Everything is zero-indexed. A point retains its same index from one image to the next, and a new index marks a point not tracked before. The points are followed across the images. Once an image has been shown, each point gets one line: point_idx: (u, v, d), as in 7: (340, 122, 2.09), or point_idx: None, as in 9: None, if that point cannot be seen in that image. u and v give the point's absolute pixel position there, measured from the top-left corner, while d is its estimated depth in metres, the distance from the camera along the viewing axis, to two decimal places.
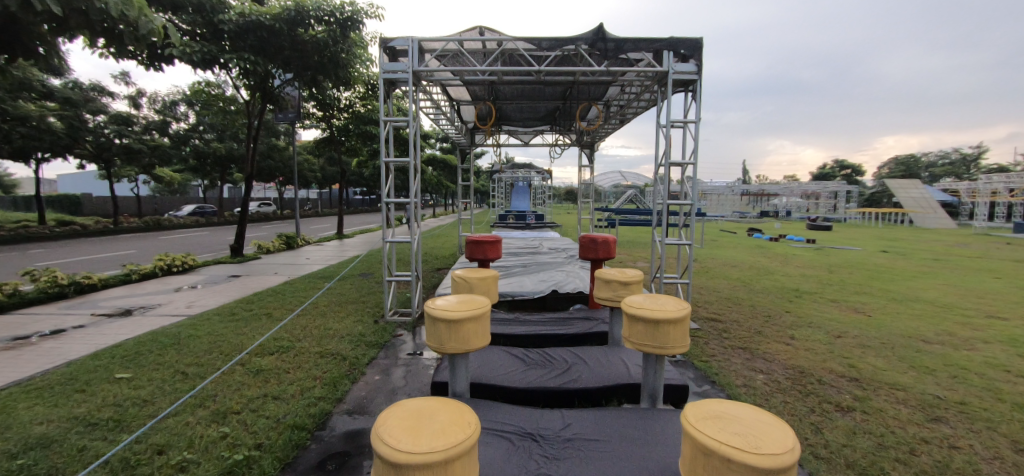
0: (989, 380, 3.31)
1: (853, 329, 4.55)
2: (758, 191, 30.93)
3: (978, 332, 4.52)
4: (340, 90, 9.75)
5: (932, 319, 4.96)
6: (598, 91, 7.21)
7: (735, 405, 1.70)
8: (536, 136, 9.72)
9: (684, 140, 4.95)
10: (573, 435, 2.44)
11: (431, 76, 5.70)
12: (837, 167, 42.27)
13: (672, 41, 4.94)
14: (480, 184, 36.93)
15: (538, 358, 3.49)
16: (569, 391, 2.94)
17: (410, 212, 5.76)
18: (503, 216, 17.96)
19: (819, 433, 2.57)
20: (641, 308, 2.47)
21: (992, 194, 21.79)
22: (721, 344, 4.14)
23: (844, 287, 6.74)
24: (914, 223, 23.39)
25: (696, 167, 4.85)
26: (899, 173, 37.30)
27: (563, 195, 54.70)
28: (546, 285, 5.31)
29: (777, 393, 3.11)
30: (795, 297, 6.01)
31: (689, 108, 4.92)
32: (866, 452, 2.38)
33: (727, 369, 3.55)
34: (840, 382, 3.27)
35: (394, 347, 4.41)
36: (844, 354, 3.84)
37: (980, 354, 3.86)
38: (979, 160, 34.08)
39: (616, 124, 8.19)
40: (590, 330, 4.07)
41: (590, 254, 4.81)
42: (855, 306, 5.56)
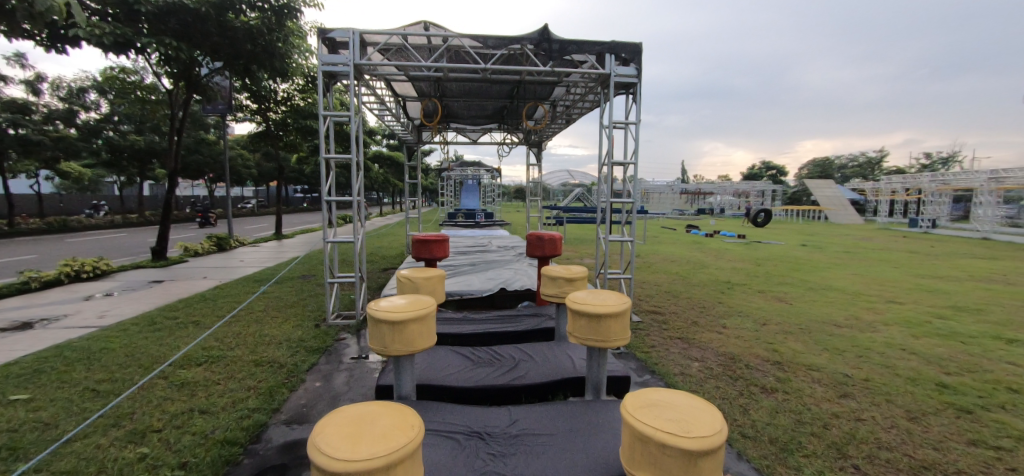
0: (889, 358, 3.71)
1: (776, 317, 4.97)
2: (695, 189, 32.83)
3: (879, 315, 5.09)
4: (277, 82, 9.20)
5: (841, 305, 5.51)
6: (544, 92, 7.31)
7: (671, 393, 1.79)
8: (484, 134, 9.73)
9: (626, 140, 5.13)
10: (520, 431, 2.46)
11: (375, 70, 5.51)
12: (764, 167, 45.86)
13: (614, 45, 5.10)
14: (429, 182, 36.40)
15: (485, 357, 3.49)
16: (515, 387, 2.96)
17: (354, 210, 5.51)
18: (452, 214, 17.83)
19: (747, 414, 2.77)
20: (584, 303, 2.54)
21: (890, 193, 24.64)
22: (660, 335, 4.35)
23: (769, 278, 7.33)
24: (829, 219, 25.89)
25: (636, 166, 5.06)
26: (816, 174, 41.01)
27: (513, 193, 55.44)
28: (494, 283, 5.31)
29: (710, 379, 3.32)
30: (727, 289, 6.45)
31: (629, 111, 5.10)
32: (786, 429, 2.59)
33: (666, 359, 3.73)
34: (765, 366, 3.54)
35: (337, 351, 4.24)
36: (768, 340, 4.17)
37: (881, 335, 4.35)
38: (881, 163, 38.31)
39: (562, 124, 8.36)
40: (536, 326, 4.11)
41: (537, 252, 4.85)
42: (778, 295, 6.04)
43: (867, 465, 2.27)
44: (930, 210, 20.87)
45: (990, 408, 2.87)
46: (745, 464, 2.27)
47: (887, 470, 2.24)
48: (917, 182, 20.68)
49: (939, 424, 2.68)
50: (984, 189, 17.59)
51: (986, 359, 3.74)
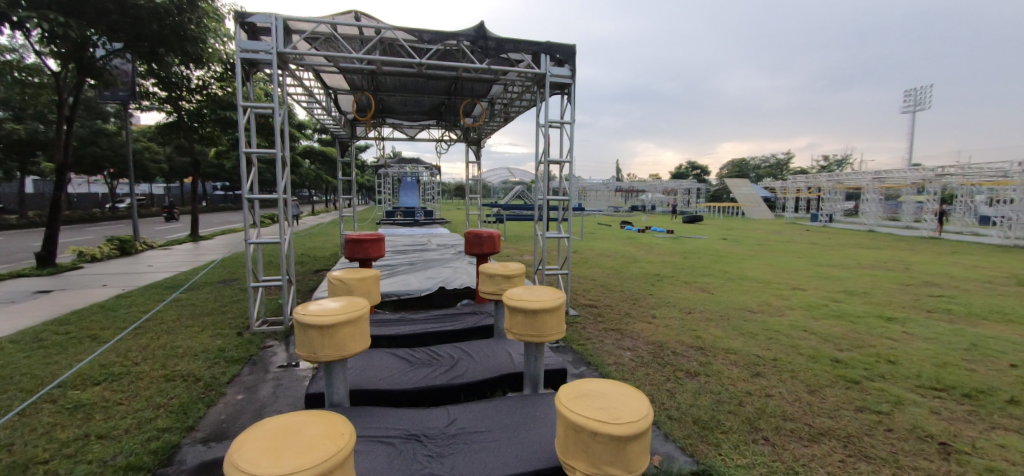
0: (793, 339, 4.14)
1: (699, 305, 5.36)
2: (629, 187, 34.47)
3: (785, 301, 5.66)
4: (190, 68, 8.37)
5: (755, 293, 6.05)
6: (481, 89, 7.29)
7: (602, 382, 1.87)
8: (422, 130, 9.53)
9: (561, 139, 5.26)
10: (458, 430, 2.45)
11: (301, 60, 5.18)
12: (689, 167, 49.14)
13: (549, 45, 5.20)
14: (366, 179, 35.03)
15: (424, 357, 3.43)
16: (454, 386, 2.94)
17: (281, 209, 5.16)
18: (390, 212, 17.30)
19: (673, 397, 2.96)
20: (520, 300, 2.58)
21: (795, 191, 27.45)
22: (595, 328, 4.52)
23: (694, 270, 7.89)
24: (745, 215, 28.34)
25: (572, 165, 5.20)
26: (734, 174, 44.68)
27: (453, 191, 54.98)
28: (433, 283, 5.22)
29: (641, 366, 3.50)
30: (656, 281, 6.84)
31: (564, 111, 5.22)
32: (707, 409, 2.80)
33: (600, 350, 3.88)
34: (690, 353, 3.79)
35: (263, 360, 3.95)
36: (692, 327, 4.48)
37: (787, 319, 4.83)
38: (788, 165, 42.52)
39: (500, 122, 8.41)
40: (475, 324, 4.11)
41: (475, 250, 4.84)
42: (701, 286, 6.51)
43: (775, 436, 2.51)
44: (826, 206, 23.57)
45: (873, 378, 3.29)
46: (672, 445, 2.41)
47: (791, 439, 2.48)
48: (817, 182, 23.22)
49: (833, 395, 3.02)
50: (868, 188, 20.15)
51: (869, 336, 4.28)
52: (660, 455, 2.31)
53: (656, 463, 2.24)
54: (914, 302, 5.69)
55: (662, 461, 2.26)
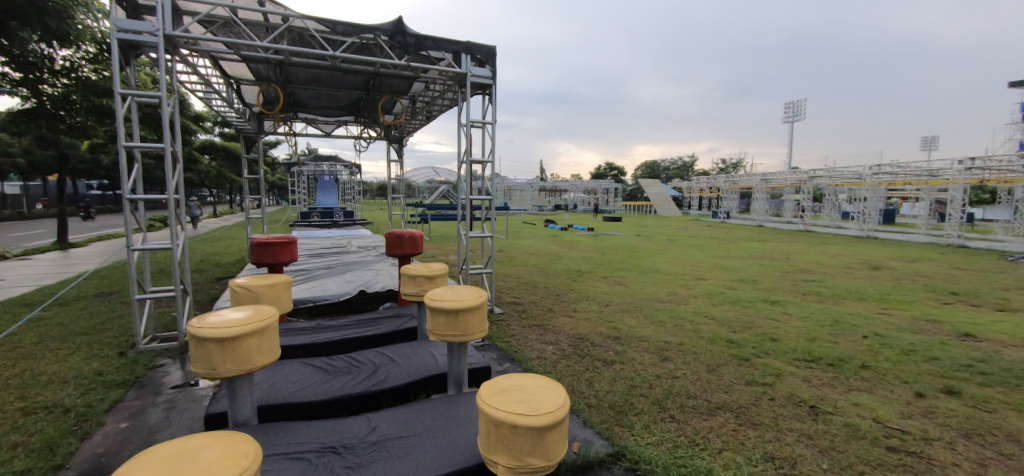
0: (696, 325, 4.57)
1: (616, 298, 5.71)
2: (552, 186, 35.57)
3: (689, 290, 6.23)
4: (51, 46, 7.15)
5: (664, 284, 6.57)
6: (401, 86, 7.09)
7: (522, 377, 1.93)
8: (339, 127, 9.05)
9: (483, 139, 5.30)
10: (379, 437, 2.38)
11: (195, 45, 4.66)
12: (607, 168, 51.92)
13: (469, 45, 5.21)
14: (277, 178, 32.40)
15: (343, 365, 3.28)
16: (375, 393, 2.85)
17: (173, 211, 4.61)
18: (305, 213, 16.19)
19: (591, 386, 3.12)
20: (442, 300, 2.57)
21: (699, 190, 30.19)
22: (519, 324, 4.62)
23: (612, 265, 8.38)
24: (657, 212, 30.60)
25: (494, 165, 5.26)
26: (647, 175, 48.05)
27: (376, 190, 52.81)
28: (352, 287, 5.00)
29: (562, 358, 3.65)
30: (577, 277, 7.17)
31: (485, 111, 5.26)
32: (621, 394, 2.99)
33: (524, 346, 3.98)
34: (607, 343, 4.03)
35: (152, 381, 3.51)
36: (609, 319, 4.76)
37: (692, 306, 5.33)
38: (692, 167, 46.62)
39: (422, 120, 8.26)
40: (398, 327, 4.00)
41: (397, 251, 4.71)
42: (618, 280, 6.94)
43: (681, 413, 2.74)
44: (724, 204, 26.23)
45: (759, 354, 3.74)
46: (590, 431, 2.54)
47: (693, 414, 2.74)
48: (717, 182, 25.76)
49: (728, 372, 3.37)
50: (757, 187, 22.76)
51: (757, 318, 4.84)
52: (579, 442, 2.43)
53: (575, 449, 2.35)
54: (792, 287, 6.54)
55: (581, 447, 2.38)
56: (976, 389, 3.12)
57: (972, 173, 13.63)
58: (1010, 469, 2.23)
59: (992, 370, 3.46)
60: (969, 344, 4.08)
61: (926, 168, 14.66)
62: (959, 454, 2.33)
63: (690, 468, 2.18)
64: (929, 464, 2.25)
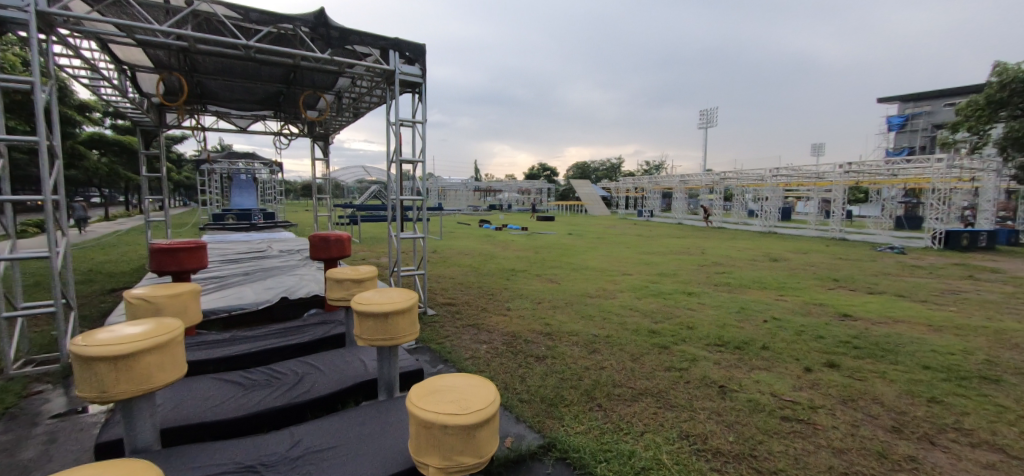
0: (621, 318, 4.83)
1: (548, 295, 5.88)
2: (487, 186, 35.67)
3: (616, 285, 6.57)
4: None
5: (594, 280, 6.87)
6: (325, 81, 6.74)
7: (453, 378, 1.94)
8: (256, 121, 8.40)
9: (414, 139, 5.20)
10: (303, 450, 2.26)
11: (76, 24, 4.09)
12: (541, 168, 53.13)
13: (398, 42, 5.08)
14: (183, 177, 29.26)
15: (261, 378, 3.06)
16: (298, 405, 2.69)
17: (51, 214, 4.01)
18: (218, 216, 14.81)
19: (524, 381, 3.19)
20: (369, 304, 2.50)
21: (625, 190, 31.88)
22: (453, 325, 4.59)
23: (544, 263, 8.61)
24: (588, 212, 31.84)
25: (425, 164, 5.18)
26: (578, 176, 49.83)
27: (300, 191, 49.63)
28: (273, 294, 4.67)
29: (495, 357, 3.70)
30: (511, 275, 7.28)
31: (416, 110, 5.17)
32: (552, 387, 3.10)
33: (457, 346, 3.97)
34: (539, 339, 4.14)
35: (27, 412, 3.04)
36: (542, 316, 4.89)
37: (618, 300, 5.63)
38: (620, 168, 49.10)
39: (349, 117, 7.92)
40: (324, 335, 3.81)
41: (322, 254, 4.48)
42: (550, 277, 7.14)
43: (607, 402, 2.90)
44: (648, 203, 27.94)
45: (677, 342, 4.05)
46: (522, 425, 2.60)
47: (618, 401, 2.90)
48: (641, 183, 27.36)
49: (650, 360, 3.61)
50: (677, 188, 24.51)
51: (676, 309, 5.23)
52: (511, 437, 2.48)
53: (507, 445, 2.39)
54: (706, 279, 7.14)
55: (514, 442, 2.43)
56: (851, 362, 3.62)
57: (849, 176, 15.71)
58: (876, 427, 2.62)
59: (863, 344, 4.03)
60: (847, 323, 4.71)
61: (814, 171, 16.67)
62: (836, 419, 2.70)
63: (615, 452, 2.31)
64: (814, 429, 2.57)
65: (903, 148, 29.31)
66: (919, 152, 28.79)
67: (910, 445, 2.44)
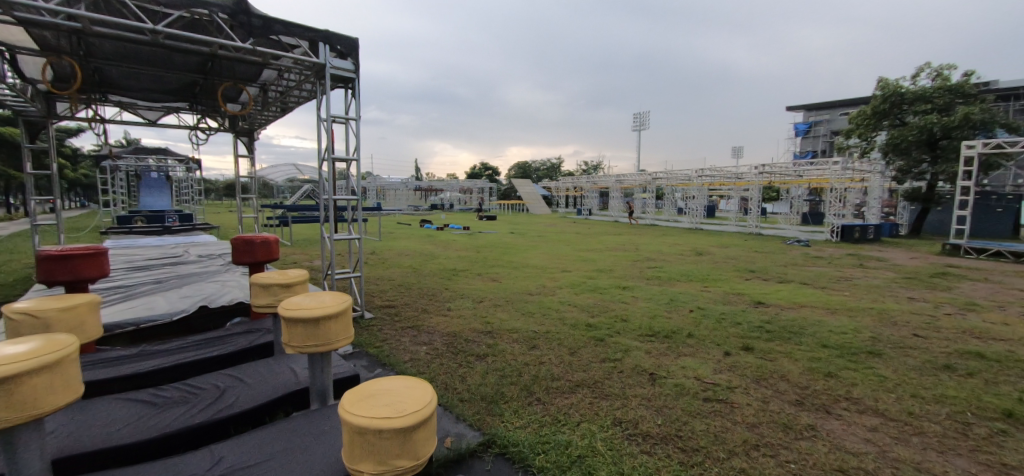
0: (560, 313, 4.98)
1: (489, 294, 5.91)
2: (428, 186, 35.08)
3: (556, 282, 6.75)
4: None
5: (534, 278, 7.01)
6: (248, 73, 6.30)
7: (389, 381, 1.90)
8: (168, 114, 7.66)
9: (347, 136, 5.00)
10: (227, 468, 2.10)
11: None
12: (483, 168, 53.18)
13: (328, 35, 4.86)
14: (79, 175, 25.89)
15: (176, 395, 2.81)
16: (221, 420, 2.50)
17: None
18: (123, 218, 13.29)
19: (464, 381, 3.19)
20: (299, 309, 2.38)
21: (565, 189, 32.75)
22: (392, 328, 4.48)
23: (486, 262, 8.64)
24: (530, 211, 32.35)
25: (360, 162, 5.00)
26: (519, 175, 50.43)
27: (222, 191, 45.87)
28: (190, 302, 4.28)
29: (435, 358, 3.66)
30: (453, 275, 7.23)
31: (349, 106, 4.97)
32: (492, 385, 3.12)
33: (396, 349, 3.88)
34: (480, 338, 4.15)
35: None
36: (483, 314, 4.91)
37: (557, 296, 5.78)
38: (559, 168, 50.37)
39: (276, 111, 7.46)
40: (249, 344, 3.57)
41: (245, 258, 4.18)
42: (491, 276, 7.18)
43: (546, 395, 2.97)
44: (587, 202, 28.91)
45: (612, 334, 4.25)
46: (462, 424, 2.60)
47: (556, 395, 2.98)
48: (580, 182, 28.23)
49: (586, 353, 3.75)
50: (613, 187, 25.58)
51: (611, 303, 5.47)
52: (451, 436, 2.47)
53: (447, 445, 2.38)
54: (639, 273, 7.53)
55: (454, 441, 2.42)
56: (763, 344, 3.99)
57: (763, 176, 17.26)
58: (783, 402, 2.92)
59: (773, 328, 4.47)
60: (761, 310, 5.19)
61: (734, 172, 18.14)
62: (750, 396, 2.97)
63: (552, 444, 2.38)
64: (732, 407, 2.82)
65: (807, 152, 32.71)
66: (820, 155, 32.30)
67: (810, 416, 2.74)
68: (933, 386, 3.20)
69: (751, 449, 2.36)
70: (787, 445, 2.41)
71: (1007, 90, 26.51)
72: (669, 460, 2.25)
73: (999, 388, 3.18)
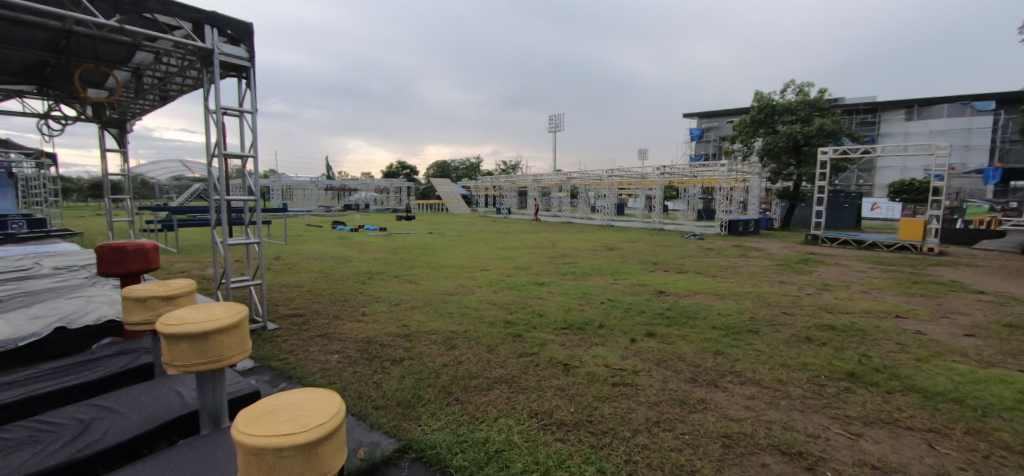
0: (479, 312, 5.00)
1: (406, 296, 5.75)
2: (340, 185, 33.18)
3: (475, 281, 6.76)
4: None
5: (454, 278, 6.97)
6: (116, 55, 5.46)
7: (292, 393, 1.77)
8: (6, 98, 6.38)
9: (241, 130, 4.55)
10: None
11: None
12: (400, 166, 51.54)
13: (216, 17, 4.36)
14: None
15: (22, 435, 2.34)
16: (83, 458, 2.14)
17: None
18: None
19: (379, 387, 3.08)
20: (182, 324, 2.12)
21: (485, 189, 32.96)
22: (299, 338, 4.18)
23: (403, 264, 8.39)
24: (449, 210, 32.06)
25: (257, 159, 4.58)
26: (438, 174, 49.71)
27: (86, 191, 39.22)
28: (41, 323, 3.59)
29: (348, 366, 3.48)
30: (368, 279, 6.92)
31: (243, 98, 4.52)
32: (408, 389, 3.05)
33: (303, 360, 3.62)
34: (397, 342, 4.03)
35: None
36: (399, 317, 4.77)
37: (477, 295, 5.81)
38: (479, 168, 50.55)
39: (154, 99, 6.57)
40: (122, 367, 3.10)
41: (114, 269, 3.61)
42: (409, 278, 7.01)
43: (464, 394, 2.97)
44: (506, 201, 29.40)
45: (529, 329, 4.37)
46: (377, 433, 2.51)
47: (475, 393, 3.00)
48: (499, 182, 28.60)
49: (504, 349, 3.82)
50: (531, 186, 26.32)
51: (529, 299, 5.63)
52: (365, 447, 2.37)
53: (360, 456, 2.28)
54: (556, 269, 7.84)
55: (367, 451, 2.32)
56: (665, 330, 4.37)
57: (664, 176, 18.87)
58: (679, 380, 3.22)
59: (673, 314, 4.91)
60: (662, 299, 5.68)
61: (639, 173, 19.59)
62: (653, 378, 3.24)
63: (470, 442, 2.39)
64: (636, 390, 3.05)
65: (701, 154, 36.38)
66: (712, 157, 36.19)
67: (702, 390, 3.06)
68: (798, 355, 3.75)
69: (652, 426, 2.57)
70: (683, 418, 2.67)
71: (850, 106, 31.85)
72: (580, 445, 2.37)
73: (845, 354, 3.82)
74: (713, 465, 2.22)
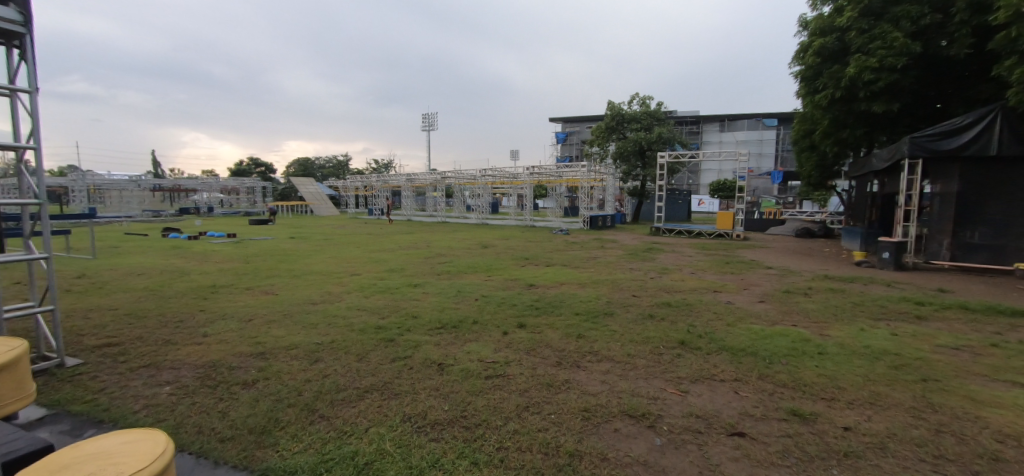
0: (347, 319, 4.70)
1: (261, 309, 5.13)
2: (173, 185, 27.99)
3: (343, 287, 6.33)
4: None
5: (319, 285, 6.43)
6: None
7: (96, 440, 1.48)
8: None
9: (13, 115, 3.54)
10: None
11: None
12: (252, 163, 45.55)
13: None
14: None
15: None
16: None
17: None
18: None
19: (227, 416, 2.70)
20: None
21: (354, 189, 30.99)
22: (114, 372, 3.42)
23: (257, 274, 7.45)
24: (314, 213, 29.43)
25: (41, 152, 3.62)
26: (300, 173, 45.16)
27: None
28: None
29: (185, 397, 2.98)
30: (211, 293, 5.99)
31: (15, 73, 3.52)
32: (263, 413, 2.73)
33: (122, 398, 2.99)
34: (248, 362, 3.57)
35: None
36: (252, 335, 4.23)
37: (345, 302, 5.45)
38: (347, 166, 47.33)
39: None
40: None
41: None
42: (264, 289, 6.26)
43: (330, 409, 2.77)
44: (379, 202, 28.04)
45: (403, 333, 4.26)
46: (223, 468, 2.20)
47: (343, 406, 2.81)
48: (371, 181, 27.18)
49: (376, 356, 3.65)
50: (404, 186, 25.57)
51: (402, 301, 5.46)
52: None
53: None
54: (431, 270, 7.74)
55: None
56: (534, 321, 4.66)
57: (533, 176, 20.02)
58: (545, 366, 3.46)
59: (542, 305, 5.24)
60: (532, 291, 6.03)
61: (511, 173, 20.46)
62: (522, 367, 3.42)
63: (337, 458, 2.25)
64: (506, 380, 3.19)
65: (565, 156, 39.43)
66: (575, 160, 39.52)
67: (565, 372, 3.34)
68: (643, 331, 4.34)
69: (522, 411, 2.73)
70: (548, 400, 2.89)
71: (680, 117, 37.74)
72: (455, 441, 2.41)
73: (677, 326, 4.53)
74: (575, 437, 2.45)
